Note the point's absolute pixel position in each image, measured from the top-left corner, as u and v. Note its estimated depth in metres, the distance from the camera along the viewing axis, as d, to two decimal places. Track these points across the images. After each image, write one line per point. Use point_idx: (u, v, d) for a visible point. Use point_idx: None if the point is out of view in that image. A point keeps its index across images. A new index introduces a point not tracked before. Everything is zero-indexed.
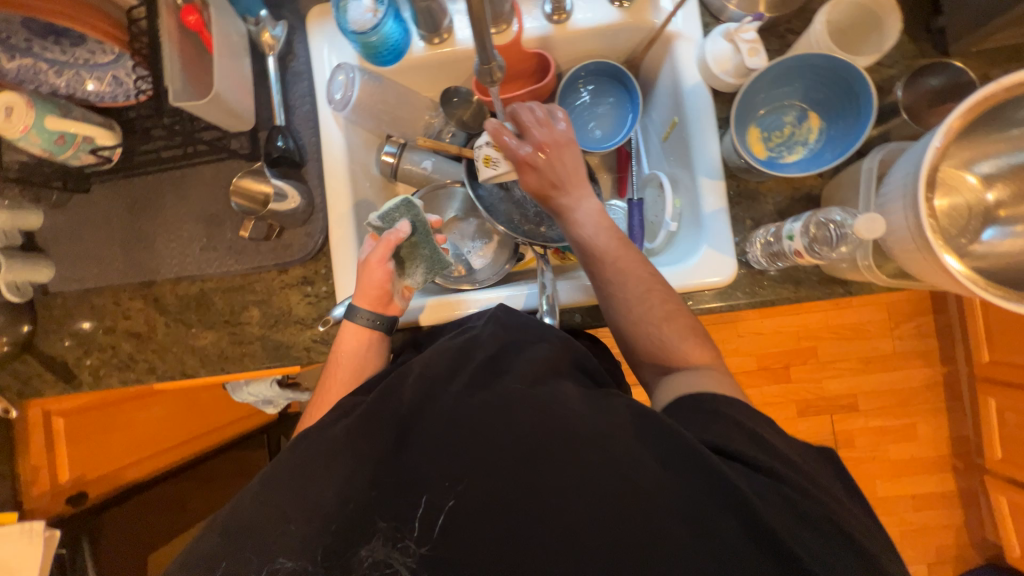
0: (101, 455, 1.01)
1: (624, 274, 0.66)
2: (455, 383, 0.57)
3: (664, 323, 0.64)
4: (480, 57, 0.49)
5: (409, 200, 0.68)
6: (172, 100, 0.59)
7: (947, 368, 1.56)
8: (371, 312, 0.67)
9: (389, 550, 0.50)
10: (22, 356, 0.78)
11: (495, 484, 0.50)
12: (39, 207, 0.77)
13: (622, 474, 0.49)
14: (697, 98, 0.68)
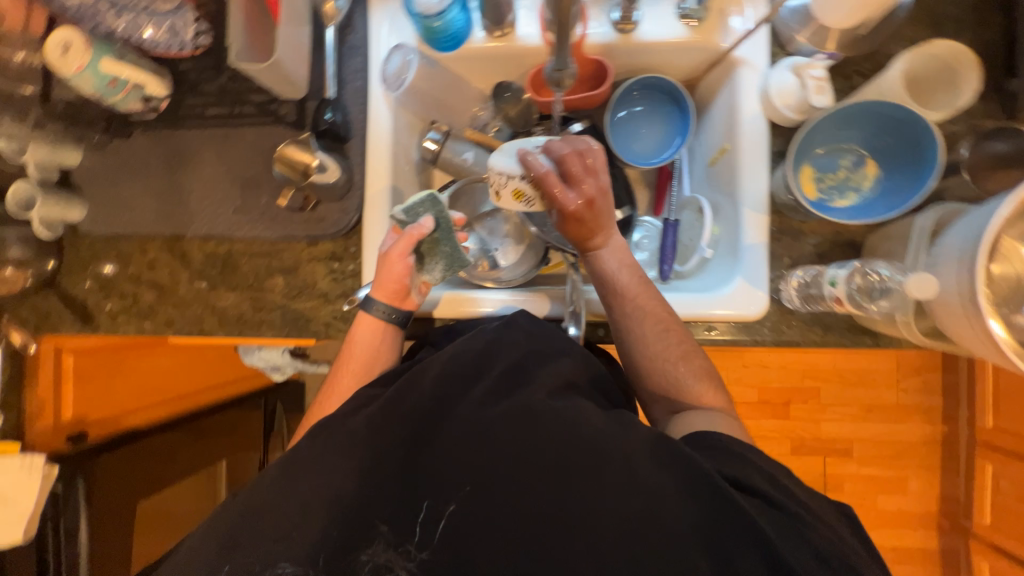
0: (104, 398, 1.02)
1: (644, 314, 0.66)
2: (478, 387, 0.58)
3: (681, 362, 0.65)
4: (556, 61, 0.52)
5: (434, 195, 0.65)
6: (233, 61, 0.58)
7: (947, 427, 1.55)
8: (388, 305, 0.68)
9: (389, 553, 0.52)
10: (43, 292, 0.78)
11: (505, 494, 0.52)
12: (78, 145, 0.76)
13: (633, 500, 0.50)
14: (753, 129, 0.68)
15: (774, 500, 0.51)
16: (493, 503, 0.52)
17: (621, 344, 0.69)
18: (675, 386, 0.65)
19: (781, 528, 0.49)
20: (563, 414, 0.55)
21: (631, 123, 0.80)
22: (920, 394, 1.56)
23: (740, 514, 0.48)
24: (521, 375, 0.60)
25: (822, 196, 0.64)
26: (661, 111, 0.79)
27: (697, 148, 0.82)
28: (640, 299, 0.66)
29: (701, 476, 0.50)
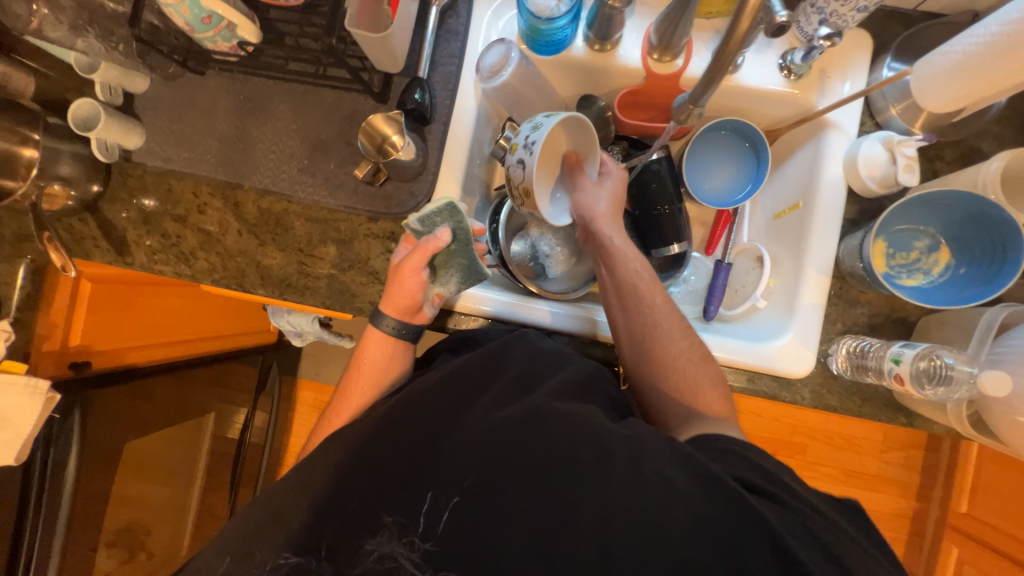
0: (115, 330, 0.98)
1: (667, 309, 0.68)
2: (489, 393, 0.58)
3: (701, 364, 0.65)
4: (691, 97, 0.52)
5: (453, 204, 0.62)
6: (348, 24, 0.59)
7: (920, 504, 1.56)
8: (397, 320, 0.68)
9: (394, 544, 0.49)
10: (82, 215, 0.75)
11: (510, 492, 0.49)
12: (150, 73, 0.73)
13: (656, 522, 0.46)
14: (832, 193, 0.69)
15: (785, 516, 0.47)
16: (513, 511, 0.49)
17: (633, 345, 0.67)
18: (693, 395, 0.64)
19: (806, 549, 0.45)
20: (573, 417, 0.53)
21: (706, 162, 0.80)
22: (901, 468, 1.58)
23: (758, 529, 0.45)
24: (529, 382, 0.59)
25: (890, 271, 0.65)
26: (737, 155, 0.79)
27: (764, 201, 0.83)
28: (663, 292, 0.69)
29: (712, 484, 0.47)
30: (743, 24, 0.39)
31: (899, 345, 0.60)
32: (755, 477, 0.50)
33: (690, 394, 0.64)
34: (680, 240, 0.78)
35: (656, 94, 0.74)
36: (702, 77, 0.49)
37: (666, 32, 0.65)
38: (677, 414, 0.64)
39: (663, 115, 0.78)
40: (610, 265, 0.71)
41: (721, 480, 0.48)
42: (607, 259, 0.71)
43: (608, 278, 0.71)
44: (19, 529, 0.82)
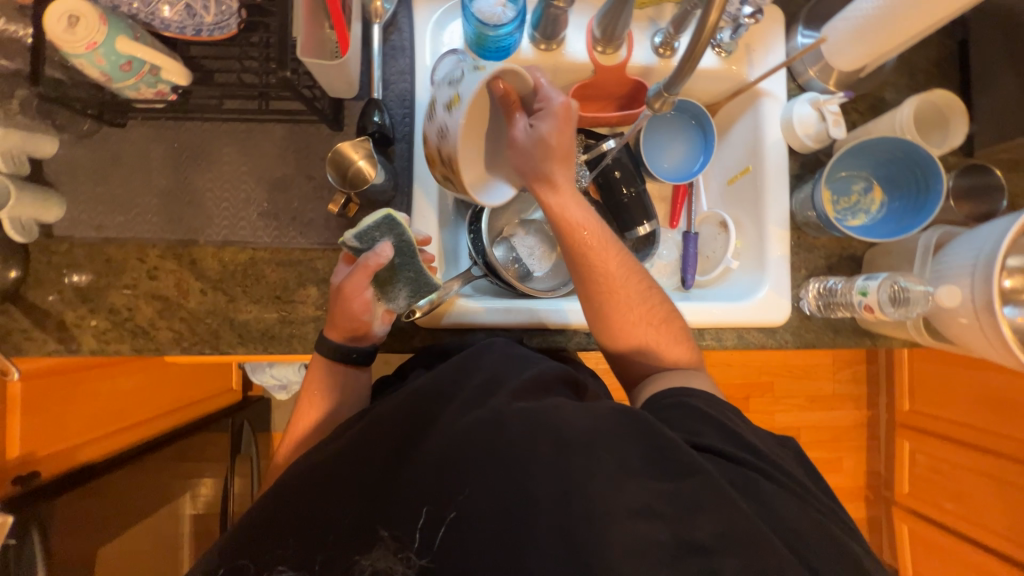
0: (61, 428, 0.84)
1: (628, 273, 0.67)
2: (452, 404, 0.55)
3: (664, 324, 0.67)
4: (665, 84, 0.56)
5: (391, 216, 0.59)
6: (301, 54, 0.57)
7: (869, 412, 1.75)
8: (340, 343, 0.65)
9: (390, 558, 0.48)
10: (5, 306, 0.65)
11: (477, 491, 0.48)
12: (59, 134, 0.65)
13: (641, 485, 0.48)
14: (776, 154, 0.76)
15: (736, 474, 0.51)
16: (494, 509, 0.47)
17: (592, 312, 0.67)
18: (658, 350, 0.67)
19: (756, 490, 0.50)
20: (534, 412, 0.52)
21: (659, 141, 0.85)
22: (850, 384, 1.75)
23: (711, 485, 0.48)
24: (490, 381, 0.57)
25: (841, 215, 0.74)
26: (685, 132, 0.85)
27: (715, 168, 0.89)
28: (619, 256, 0.66)
29: (672, 451, 0.49)
30: (713, 14, 0.45)
31: (865, 278, 0.68)
32: (708, 438, 0.54)
33: (650, 349, 0.67)
34: (648, 219, 0.83)
35: (605, 86, 0.77)
36: (679, 67, 0.52)
37: (609, 26, 0.68)
38: (642, 370, 0.68)
39: (613, 104, 0.80)
40: (558, 230, 0.65)
41: (664, 437, 0.50)
42: (557, 224, 0.64)
43: (559, 243, 0.66)
44: None
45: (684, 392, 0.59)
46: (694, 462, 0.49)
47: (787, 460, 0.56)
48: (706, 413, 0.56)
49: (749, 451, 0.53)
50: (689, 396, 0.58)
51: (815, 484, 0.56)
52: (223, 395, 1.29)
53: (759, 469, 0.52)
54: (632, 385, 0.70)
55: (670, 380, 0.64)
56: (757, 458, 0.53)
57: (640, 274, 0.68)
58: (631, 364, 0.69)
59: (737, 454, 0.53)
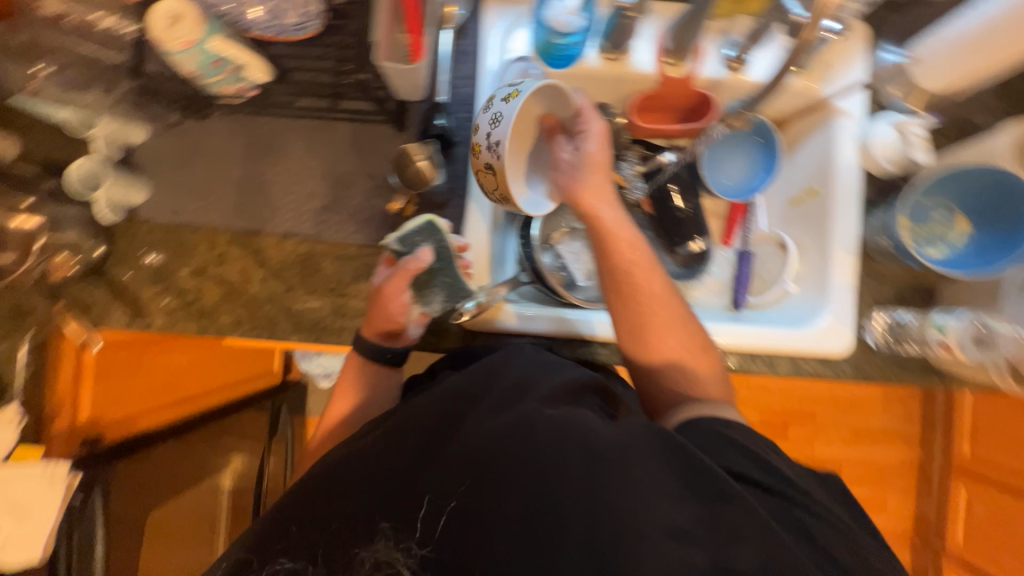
0: (121, 398, 0.90)
1: (670, 297, 0.64)
2: (481, 405, 0.54)
3: (703, 353, 0.63)
4: None
5: (433, 221, 0.63)
6: (379, 58, 0.61)
7: (921, 452, 1.63)
8: (378, 345, 0.66)
9: (390, 549, 0.48)
10: (88, 281, 0.70)
11: (500, 491, 0.47)
12: (150, 124, 0.70)
13: (673, 513, 0.44)
14: (850, 177, 0.72)
15: (769, 508, 0.49)
16: (512, 507, 0.46)
17: (631, 335, 0.64)
18: (696, 378, 0.62)
19: (793, 527, 0.48)
20: (563, 421, 0.50)
21: (719, 156, 0.82)
22: (900, 421, 1.63)
23: (747, 512, 0.46)
24: (517, 386, 0.56)
25: (920, 248, 0.69)
26: (747, 148, 0.81)
27: (776, 190, 0.85)
28: (662, 279, 0.64)
29: (701, 474, 0.47)
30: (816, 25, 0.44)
31: (944, 313, 0.67)
32: (748, 469, 0.50)
33: (685, 377, 0.62)
34: (702, 234, 0.82)
35: (670, 97, 0.75)
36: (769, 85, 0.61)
37: (681, 36, 0.68)
38: (673, 396, 0.62)
39: (674, 116, 0.77)
40: (599, 245, 0.64)
41: (696, 463, 0.47)
42: (601, 239, 0.64)
43: (598, 260, 0.65)
44: None
45: (717, 423, 0.55)
46: (734, 490, 0.46)
47: (825, 493, 0.52)
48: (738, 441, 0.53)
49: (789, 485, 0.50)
50: (720, 423, 0.55)
51: (869, 536, 0.52)
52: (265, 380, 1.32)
53: (797, 506, 0.49)
54: (660, 409, 0.64)
55: (704, 411, 0.58)
56: (793, 493, 0.50)
57: (681, 299, 0.65)
58: (660, 390, 0.63)
59: (771, 487, 0.50)
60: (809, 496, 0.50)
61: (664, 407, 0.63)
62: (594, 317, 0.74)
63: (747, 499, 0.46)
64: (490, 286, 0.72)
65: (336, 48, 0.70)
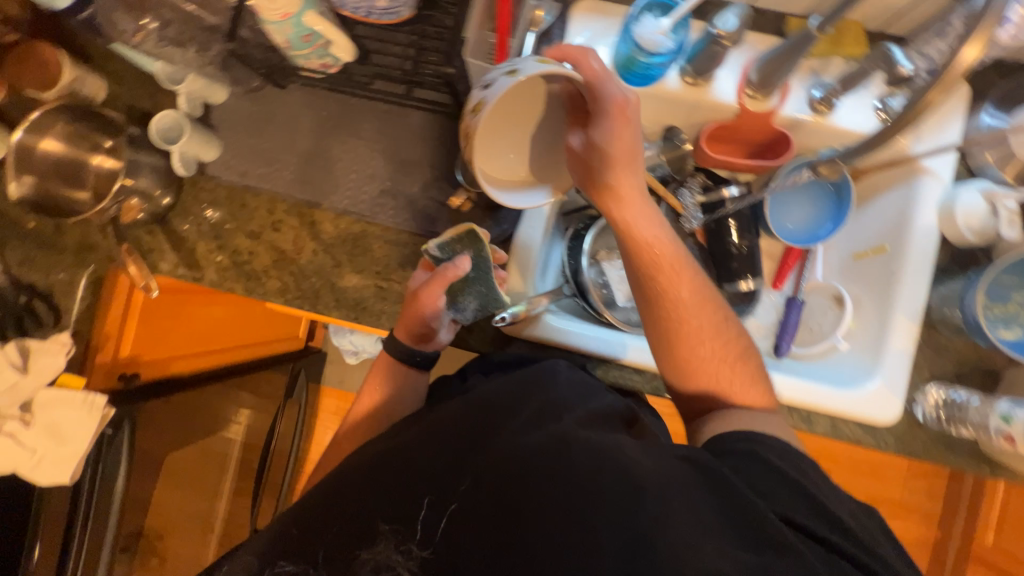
0: (160, 340, 0.93)
1: (704, 303, 0.61)
2: (514, 422, 0.54)
3: (737, 363, 0.62)
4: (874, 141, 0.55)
5: (474, 232, 0.60)
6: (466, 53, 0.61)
7: (938, 531, 1.54)
8: (410, 346, 0.68)
9: (391, 551, 0.49)
10: (151, 227, 0.73)
11: (536, 516, 0.48)
12: (232, 86, 0.72)
13: (721, 557, 0.44)
14: (926, 241, 0.68)
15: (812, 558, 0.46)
16: (545, 528, 0.47)
17: (659, 339, 0.62)
18: (741, 381, 0.62)
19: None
20: (598, 447, 0.50)
21: (785, 199, 0.80)
22: (919, 496, 1.56)
23: (788, 558, 0.45)
24: (553, 404, 0.56)
25: (995, 329, 0.65)
26: (814, 194, 0.79)
27: (840, 242, 0.82)
28: (692, 281, 0.61)
29: (747, 512, 0.47)
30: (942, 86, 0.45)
31: (1008, 400, 0.62)
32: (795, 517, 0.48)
33: (728, 379, 0.61)
34: (753, 274, 0.79)
35: (745, 131, 0.73)
36: (866, 140, 0.56)
37: (769, 68, 0.66)
38: (716, 403, 0.62)
39: (745, 148, 0.77)
40: (627, 248, 0.61)
41: (737, 509, 0.47)
42: (627, 239, 0.60)
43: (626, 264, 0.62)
44: (67, 546, 0.74)
45: (761, 441, 0.54)
46: (783, 535, 0.46)
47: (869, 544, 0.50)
48: (784, 483, 0.50)
49: (835, 534, 0.48)
50: (766, 454, 0.53)
51: None
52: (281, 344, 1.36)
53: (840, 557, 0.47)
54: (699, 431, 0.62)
55: (750, 419, 0.58)
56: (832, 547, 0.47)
57: (717, 305, 0.62)
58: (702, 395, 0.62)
59: (818, 532, 0.48)
60: (847, 548, 0.48)
61: (704, 411, 0.62)
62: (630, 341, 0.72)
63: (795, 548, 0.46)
64: (529, 295, 0.71)
65: (420, 36, 0.70)
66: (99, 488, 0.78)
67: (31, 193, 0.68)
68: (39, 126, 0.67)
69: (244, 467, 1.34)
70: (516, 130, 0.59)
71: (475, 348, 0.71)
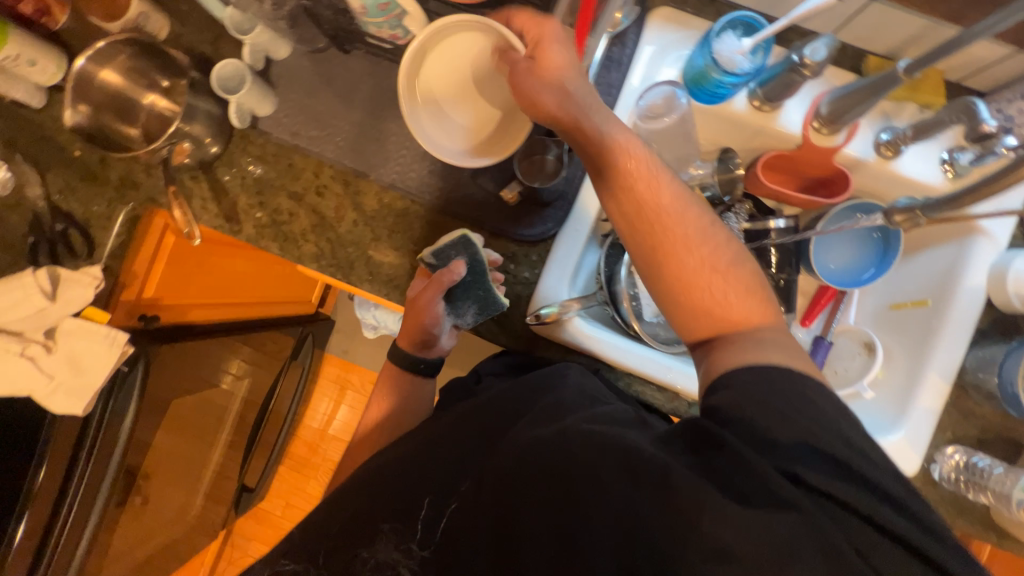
0: (182, 287, 0.92)
1: (683, 205, 0.50)
2: (521, 421, 0.55)
3: (731, 271, 0.49)
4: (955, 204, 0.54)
5: (468, 237, 0.64)
6: None
7: None
8: (412, 354, 0.71)
9: (390, 551, 0.54)
10: (195, 173, 0.72)
11: (536, 502, 0.47)
12: (296, 43, 0.72)
13: (731, 535, 0.38)
14: (972, 302, 0.67)
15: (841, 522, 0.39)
16: (541, 520, 0.47)
17: (644, 271, 0.51)
18: (740, 283, 0.49)
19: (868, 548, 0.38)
20: (604, 434, 0.46)
21: (830, 238, 0.78)
22: None
23: (802, 525, 0.38)
24: (555, 405, 0.55)
25: None
26: (860, 237, 0.78)
27: (877, 291, 0.81)
28: (673, 186, 0.50)
29: (744, 474, 0.40)
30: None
31: None
32: (811, 473, 0.40)
33: (726, 282, 0.49)
34: (787, 309, 0.78)
35: (804, 164, 0.72)
36: (951, 195, 0.55)
37: (841, 105, 0.65)
38: (720, 317, 0.49)
39: (797, 182, 0.76)
40: (590, 155, 0.51)
41: (732, 480, 0.40)
42: (591, 152, 0.51)
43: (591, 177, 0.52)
44: (65, 481, 0.69)
45: (772, 372, 0.44)
46: (788, 494, 0.39)
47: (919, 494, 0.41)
48: (800, 437, 0.41)
49: (864, 484, 0.40)
50: (776, 400, 0.43)
51: None
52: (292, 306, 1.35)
53: (880, 513, 0.39)
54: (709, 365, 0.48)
55: (754, 343, 0.47)
56: (863, 504, 0.39)
57: (702, 208, 0.51)
58: (700, 308, 0.49)
59: (844, 485, 0.39)
60: (884, 499, 0.39)
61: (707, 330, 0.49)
62: (661, 358, 0.70)
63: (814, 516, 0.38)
64: (562, 298, 0.69)
65: None
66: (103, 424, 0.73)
67: (85, 122, 0.68)
68: (102, 56, 0.66)
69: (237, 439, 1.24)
70: (444, 79, 0.62)
71: (502, 344, 0.71)
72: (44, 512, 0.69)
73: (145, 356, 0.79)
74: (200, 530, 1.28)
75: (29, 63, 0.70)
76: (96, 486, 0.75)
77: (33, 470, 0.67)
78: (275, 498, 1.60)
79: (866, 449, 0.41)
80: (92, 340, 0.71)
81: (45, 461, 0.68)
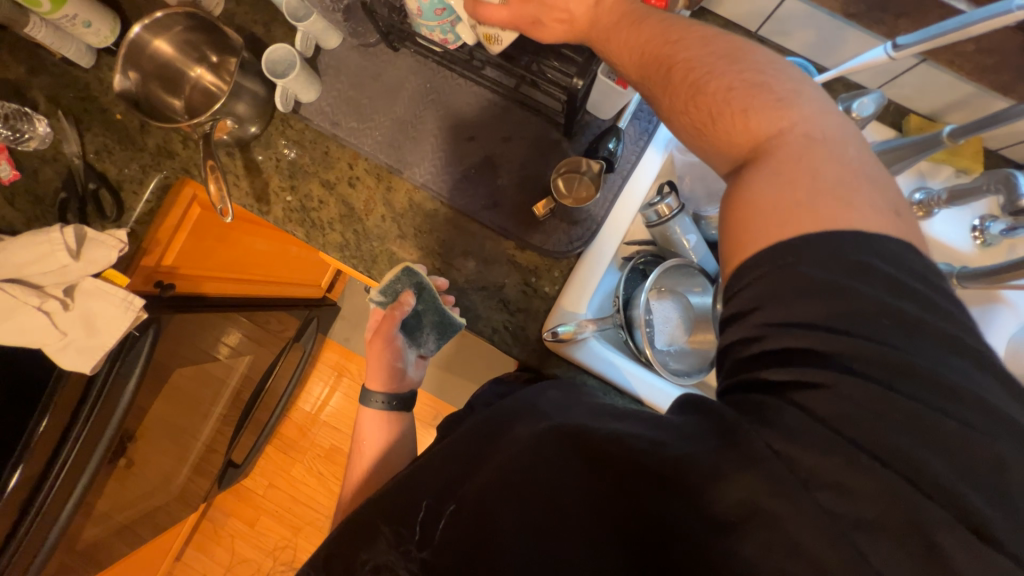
0: (201, 258, 0.92)
1: (650, 81, 0.49)
2: (514, 426, 0.48)
3: (701, 97, 0.44)
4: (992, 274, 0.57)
5: (410, 268, 0.66)
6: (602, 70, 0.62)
7: None
8: (385, 395, 0.71)
9: (393, 556, 0.48)
10: (232, 150, 0.73)
11: (509, 511, 0.43)
12: (346, 36, 0.74)
13: (703, 502, 0.36)
14: None
15: (851, 474, 0.33)
16: (519, 519, 0.42)
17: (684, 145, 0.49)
18: (777, 91, 0.43)
19: (888, 492, 0.33)
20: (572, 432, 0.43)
21: None
22: None
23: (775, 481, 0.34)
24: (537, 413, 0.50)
25: None
26: None
27: None
28: (636, 60, 0.49)
29: (728, 441, 0.36)
30: None
31: None
32: (817, 376, 0.36)
33: (749, 97, 0.42)
34: None
35: None
36: (991, 268, 0.57)
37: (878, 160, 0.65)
38: (762, 129, 0.42)
39: None
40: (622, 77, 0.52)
41: (713, 410, 0.39)
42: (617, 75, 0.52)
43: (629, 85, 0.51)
44: (65, 432, 0.68)
45: (787, 255, 0.38)
46: (755, 444, 0.35)
47: (961, 406, 0.34)
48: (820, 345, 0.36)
49: (883, 383, 0.35)
50: (766, 305, 0.38)
51: None
52: (303, 288, 1.36)
53: (899, 407, 0.34)
54: (740, 251, 0.41)
55: (807, 148, 0.40)
56: (854, 430, 0.34)
57: (672, 54, 0.47)
58: (743, 122, 0.43)
59: (853, 381, 0.35)
60: (915, 395, 0.34)
61: (740, 155, 0.44)
62: (671, 391, 0.70)
63: (795, 455, 0.34)
64: (580, 317, 0.69)
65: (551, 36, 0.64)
66: (111, 381, 0.71)
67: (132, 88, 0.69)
68: (158, 27, 0.68)
69: (231, 415, 1.23)
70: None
71: (513, 356, 0.70)
72: (36, 468, 0.65)
73: (160, 321, 0.78)
74: (181, 501, 1.25)
75: (85, 25, 0.72)
76: (92, 448, 0.71)
77: (35, 421, 0.65)
78: (260, 476, 1.59)
79: (888, 324, 0.35)
80: (99, 298, 0.70)
81: (47, 412, 0.66)
